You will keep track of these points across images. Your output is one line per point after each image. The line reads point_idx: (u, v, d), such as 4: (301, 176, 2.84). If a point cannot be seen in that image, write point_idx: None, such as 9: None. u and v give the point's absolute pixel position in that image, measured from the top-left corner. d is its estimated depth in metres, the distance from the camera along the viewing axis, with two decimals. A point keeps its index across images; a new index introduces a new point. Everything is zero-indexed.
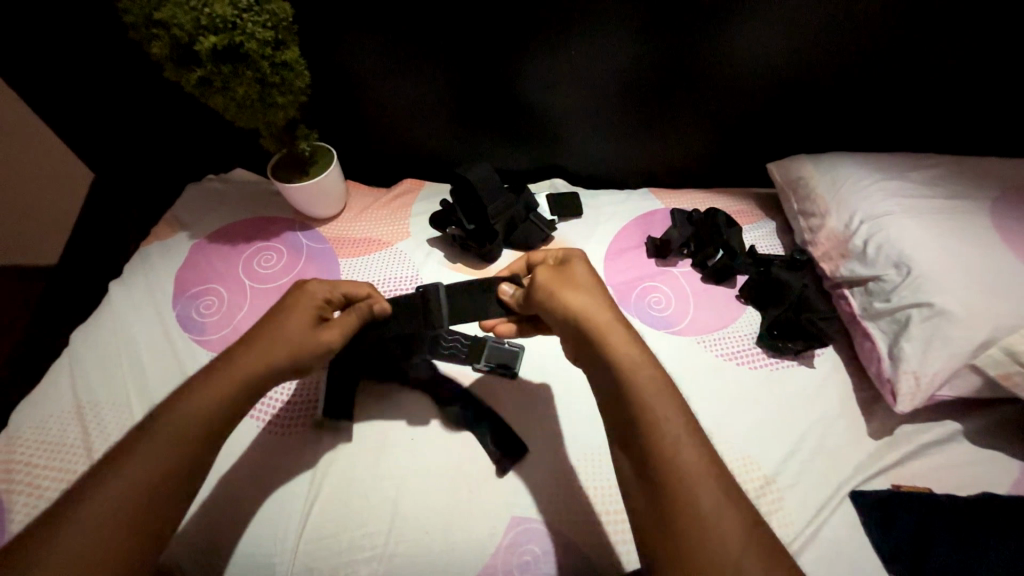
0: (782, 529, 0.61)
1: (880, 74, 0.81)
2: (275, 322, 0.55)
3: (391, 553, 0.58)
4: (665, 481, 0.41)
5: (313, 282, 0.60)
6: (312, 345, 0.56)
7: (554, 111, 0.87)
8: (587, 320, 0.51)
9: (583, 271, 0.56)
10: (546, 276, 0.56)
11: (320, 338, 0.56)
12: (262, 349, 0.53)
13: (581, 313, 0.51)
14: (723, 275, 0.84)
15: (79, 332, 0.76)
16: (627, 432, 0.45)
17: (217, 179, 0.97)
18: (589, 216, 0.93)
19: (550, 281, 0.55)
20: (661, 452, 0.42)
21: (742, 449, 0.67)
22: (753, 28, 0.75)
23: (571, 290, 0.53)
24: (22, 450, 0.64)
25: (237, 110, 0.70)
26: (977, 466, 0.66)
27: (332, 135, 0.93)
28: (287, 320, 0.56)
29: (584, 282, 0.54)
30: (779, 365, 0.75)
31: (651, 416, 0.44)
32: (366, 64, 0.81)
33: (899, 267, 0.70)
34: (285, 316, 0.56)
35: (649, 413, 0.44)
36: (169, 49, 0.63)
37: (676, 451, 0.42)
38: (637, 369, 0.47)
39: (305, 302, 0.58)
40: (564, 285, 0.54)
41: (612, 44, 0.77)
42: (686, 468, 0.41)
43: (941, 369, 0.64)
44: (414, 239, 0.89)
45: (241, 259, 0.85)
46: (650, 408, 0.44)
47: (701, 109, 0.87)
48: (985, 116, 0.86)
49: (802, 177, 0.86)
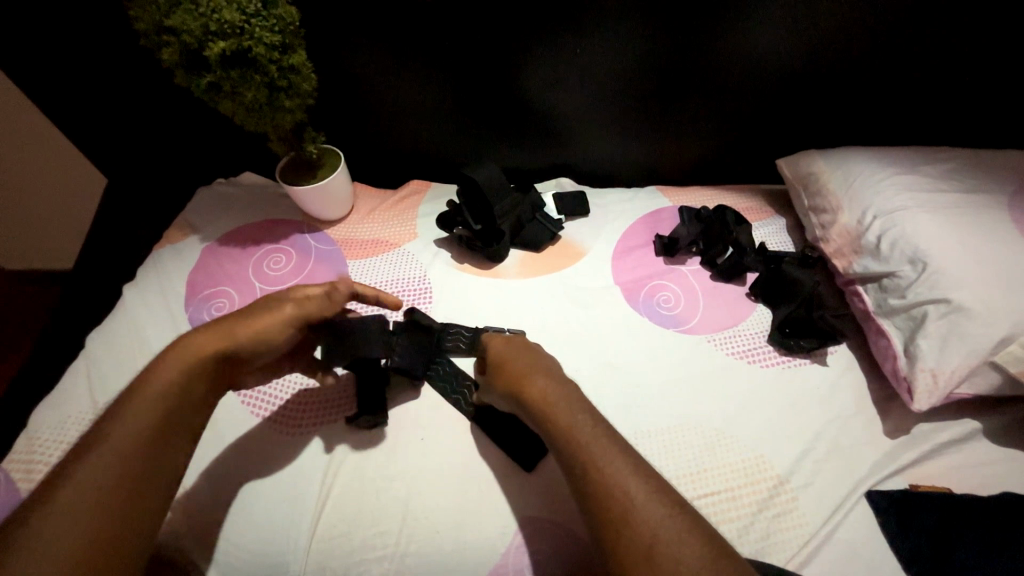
0: (795, 529, 0.60)
1: (892, 65, 0.80)
2: (245, 309, 0.58)
3: (402, 553, 0.57)
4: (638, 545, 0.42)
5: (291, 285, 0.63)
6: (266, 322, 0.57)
7: (559, 109, 0.87)
8: (540, 409, 0.54)
9: (522, 358, 0.58)
10: (498, 376, 0.58)
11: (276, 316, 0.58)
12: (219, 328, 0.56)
13: (539, 402, 0.54)
14: (734, 273, 0.82)
15: (95, 335, 0.77)
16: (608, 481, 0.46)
17: (227, 183, 0.98)
18: (595, 214, 0.93)
19: (503, 376, 0.58)
20: (626, 513, 0.44)
21: (754, 449, 0.66)
22: (760, 22, 0.75)
23: (523, 380, 0.56)
24: (40, 450, 0.65)
25: (246, 114, 0.71)
26: (999, 466, 0.65)
27: (340, 138, 0.94)
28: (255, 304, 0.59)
29: (530, 367, 0.57)
30: (792, 364, 0.74)
31: (616, 486, 0.46)
32: (372, 66, 0.82)
33: (915, 262, 0.69)
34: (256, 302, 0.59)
35: (615, 485, 0.46)
36: (179, 56, 0.64)
37: (610, 476, 0.47)
38: (592, 447, 0.49)
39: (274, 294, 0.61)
40: (517, 374, 0.57)
41: (616, 40, 0.77)
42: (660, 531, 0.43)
43: (958, 367, 0.63)
44: (421, 240, 0.89)
45: (251, 261, 0.86)
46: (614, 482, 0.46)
47: (709, 106, 0.86)
48: (998, 109, 0.84)
49: (812, 173, 0.85)
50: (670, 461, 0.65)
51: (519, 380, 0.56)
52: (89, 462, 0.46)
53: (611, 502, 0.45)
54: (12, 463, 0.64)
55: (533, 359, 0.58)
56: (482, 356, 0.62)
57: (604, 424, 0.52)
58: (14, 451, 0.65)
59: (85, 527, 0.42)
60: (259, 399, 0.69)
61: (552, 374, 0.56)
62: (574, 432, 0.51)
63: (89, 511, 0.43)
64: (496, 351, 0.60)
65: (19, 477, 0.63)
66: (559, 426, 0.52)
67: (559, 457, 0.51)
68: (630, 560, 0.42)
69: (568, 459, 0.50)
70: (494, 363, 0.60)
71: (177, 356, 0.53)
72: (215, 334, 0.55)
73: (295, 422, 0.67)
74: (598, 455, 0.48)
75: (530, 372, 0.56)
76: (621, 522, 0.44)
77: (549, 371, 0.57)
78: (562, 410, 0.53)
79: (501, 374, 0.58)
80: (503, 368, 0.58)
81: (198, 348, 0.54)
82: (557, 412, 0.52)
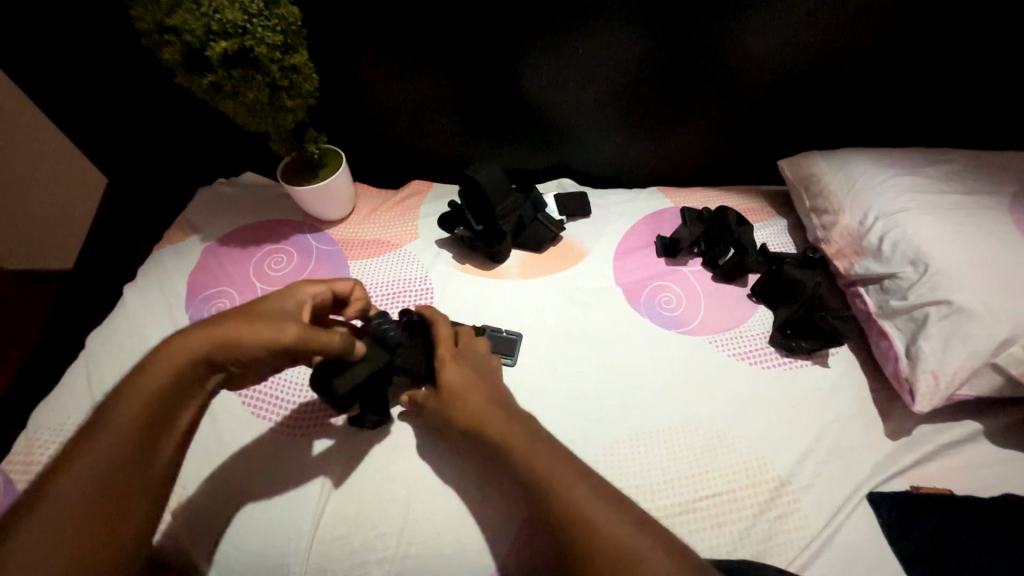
0: (796, 532, 0.60)
1: (895, 65, 0.80)
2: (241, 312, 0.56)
3: (404, 554, 0.58)
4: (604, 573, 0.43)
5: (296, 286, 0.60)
6: (269, 333, 0.54)
7: (561, 110, 0.87)
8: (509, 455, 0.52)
9: (483, 398, 0.56)
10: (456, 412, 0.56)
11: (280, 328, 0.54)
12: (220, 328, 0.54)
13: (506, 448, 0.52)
14: (735, 274, 0.83)
15: (95, 335, 0.77)
16: (587, 511, 0.47)
17: (228, 183, 0.98)
18: (596, 215, 0.93)
19: (461, 412, 0.56)
20: (596, 538, 0.45)
21: (756, 450, 0.66)
22: (760, 25, 0.75)
23: (485, 421, 0.54)
24: (41, 451, 0.65)
25: (247, 114, 0.71)
26: (999, 468, 0.65)
27: (341, 138, 0.94)
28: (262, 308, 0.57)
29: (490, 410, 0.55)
30: (793, 365, 0.74)
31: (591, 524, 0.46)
32: (373, 67, 0.82)
33: (916, 264, 0.69)
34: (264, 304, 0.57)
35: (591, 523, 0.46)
36: (180, 55, 0.63)
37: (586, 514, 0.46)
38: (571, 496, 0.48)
39: (287, 298, 0.58)
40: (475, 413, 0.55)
41: (617, 40, 0.77)
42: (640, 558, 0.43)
43: (959, 369, 0.63)
44: (422, 240, 0.89)
45: (252, 262, 0.85)
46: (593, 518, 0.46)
47: (711, 108, 0.86)
48: (999, 110, 0.85)
49: (813, 174, 0.85)
50: (671, 464, 0.64)
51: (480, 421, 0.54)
52: (78, 469, 0.45)
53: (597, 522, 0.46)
54: (12, 463, 0.64)
55: (484, 388, 0.58)
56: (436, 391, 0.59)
57: None
58: (15, 452, 0.65)
59: (76, 532, 0.43)
60: (258, 398, 0.69)
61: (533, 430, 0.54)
62: (525, 457, 0.51)
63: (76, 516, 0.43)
64: (450, 376, 0.58)
65: (20, 477, 0.63)
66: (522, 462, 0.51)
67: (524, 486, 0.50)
68: None
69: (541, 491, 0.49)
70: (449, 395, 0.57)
71: (169, 357, 0.51)
72: (210, 336, 0.53)
73: (296, 420, 0.67)
74: (573, 491, 0.48)
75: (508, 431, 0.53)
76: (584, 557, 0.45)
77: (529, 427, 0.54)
78: (527, 450, 0.51)
79: (460, 404, 0.56)
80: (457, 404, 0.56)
81: (192, 350, 0.52)
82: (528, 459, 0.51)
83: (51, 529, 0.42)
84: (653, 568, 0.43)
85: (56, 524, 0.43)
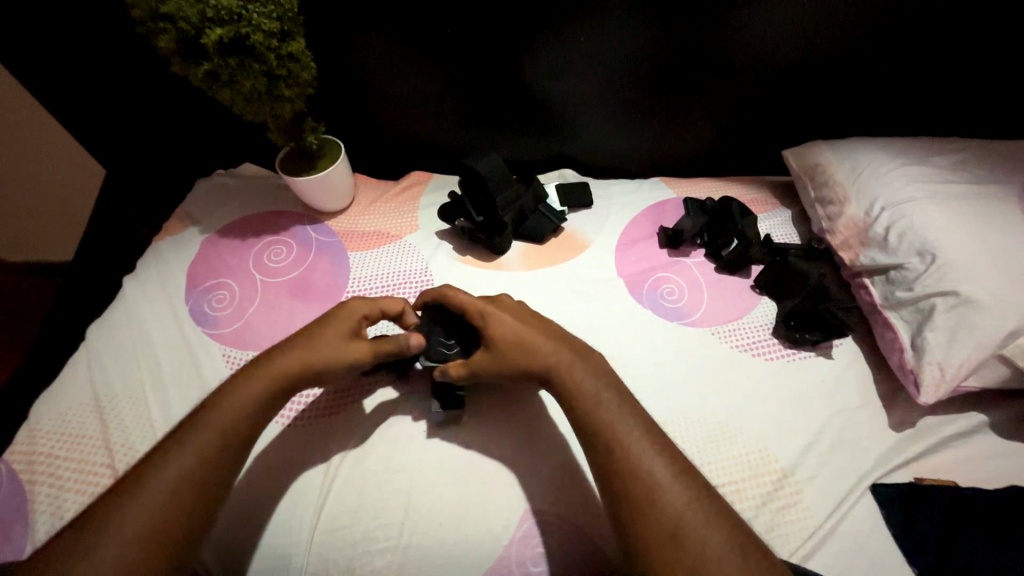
0: (799, 522, 0.60)
1: (903, 51, 0.78)
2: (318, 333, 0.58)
3: (404, 545, 0.57)
4: (662, 540, 0.43)
5: (356, 302, 0.62)
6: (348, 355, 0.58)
7: (561, 98, 0.86)
8: (593, 418, 0.51)
9: (544, 338, 0.57)
10: (514, 352, 0.56)
11: (349, 352, 0.58)
12: (286, 360, 0.55)
13: (592, 405, 0.51)
14: (739, 265, 0.82)
15: (95, 327, 0.76)
16: (644, 460, 0.47)
17: (226, 174, 0.97)
18: (597, 206, 0.92)
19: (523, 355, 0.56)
20: (651, 496, 0.45)
21: (760, 442, 0.65)
22: (765, 13, 0.74)
23: (553, 355, 0.55)
24: (42, 442, 0.65)
25: (244, 103, 0.69)
26: (1006, 460, 0.64)
27: (340, 129, 0.93)
28: (321, 340, 0.57)
29: (551, 351, 0.56)
30: (797, 357, 0.73)
31: (651, 481, 0.46)
32: (373, 56, 0.81)
33: (923, 255, 0.68)
34: (321, 334, 0.58)
35: (652, 480, 0.46)
36: (175, 43, 0.62)
37: (642, 461, 0.47)
38: (643, 460, 0.47)
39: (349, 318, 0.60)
40: (536, 355, 0.55)
41: (619, 27, 0.75)
42: (684, 514, 0.44)
43: (965, 360, 0.62)
44: (422, 231, 0.88)
45: (251, 254, 0.85)
46: (655, 477, 0.46)
47: (713, 97, 0.85)
48: (1005, 99, 0.83)
49: (819, 164, 0.84)
50: None
51: (535, 355, 0.56)
52: (135, 501, 0.45)
53: (622, 480, 0.47)
54: (14, 455, 0.64)
55: (538, 327, 0.58)
56: (488, 333, 0.58)
57: (628, 399, 0.52)
58: (16, 444, 0.65)
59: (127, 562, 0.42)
60: None
61: (611, 381, 0.54)
62: (586, 407, 0.51)
63: (143, 523, 0.44)
64: (500, 325, 0.58)
65: (21, 469, 0.63)
66: (582, 413, 0.51)
67: (590, 445, 0.50)
68: (654, 544, 0.43)
69: (620, 454, 0.48)
70: (503, 337, 0.57)
71: (233, 394, 0.52)
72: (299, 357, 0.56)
73: (322, 398, 0.68)
74: (637, 440, 0.48)
75: (579, 377, 0.54)
76: (639, 512, 0.45)
77: (611, 382, 0.54)
78: (589, 417, 0.51)
79: (517, 348, 0.56)
80: (518, 344, 0.56)
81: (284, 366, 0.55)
82: (597, 419, 0.50)
83: (136, 520, 0.44)
84: (691, 534, 0.43)
85: (133, 517, 0.44)
